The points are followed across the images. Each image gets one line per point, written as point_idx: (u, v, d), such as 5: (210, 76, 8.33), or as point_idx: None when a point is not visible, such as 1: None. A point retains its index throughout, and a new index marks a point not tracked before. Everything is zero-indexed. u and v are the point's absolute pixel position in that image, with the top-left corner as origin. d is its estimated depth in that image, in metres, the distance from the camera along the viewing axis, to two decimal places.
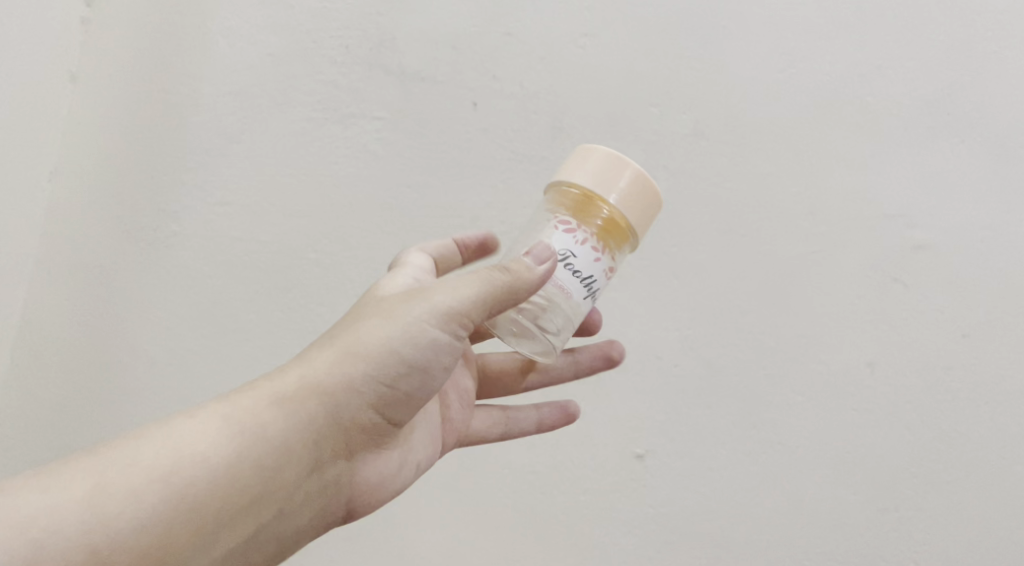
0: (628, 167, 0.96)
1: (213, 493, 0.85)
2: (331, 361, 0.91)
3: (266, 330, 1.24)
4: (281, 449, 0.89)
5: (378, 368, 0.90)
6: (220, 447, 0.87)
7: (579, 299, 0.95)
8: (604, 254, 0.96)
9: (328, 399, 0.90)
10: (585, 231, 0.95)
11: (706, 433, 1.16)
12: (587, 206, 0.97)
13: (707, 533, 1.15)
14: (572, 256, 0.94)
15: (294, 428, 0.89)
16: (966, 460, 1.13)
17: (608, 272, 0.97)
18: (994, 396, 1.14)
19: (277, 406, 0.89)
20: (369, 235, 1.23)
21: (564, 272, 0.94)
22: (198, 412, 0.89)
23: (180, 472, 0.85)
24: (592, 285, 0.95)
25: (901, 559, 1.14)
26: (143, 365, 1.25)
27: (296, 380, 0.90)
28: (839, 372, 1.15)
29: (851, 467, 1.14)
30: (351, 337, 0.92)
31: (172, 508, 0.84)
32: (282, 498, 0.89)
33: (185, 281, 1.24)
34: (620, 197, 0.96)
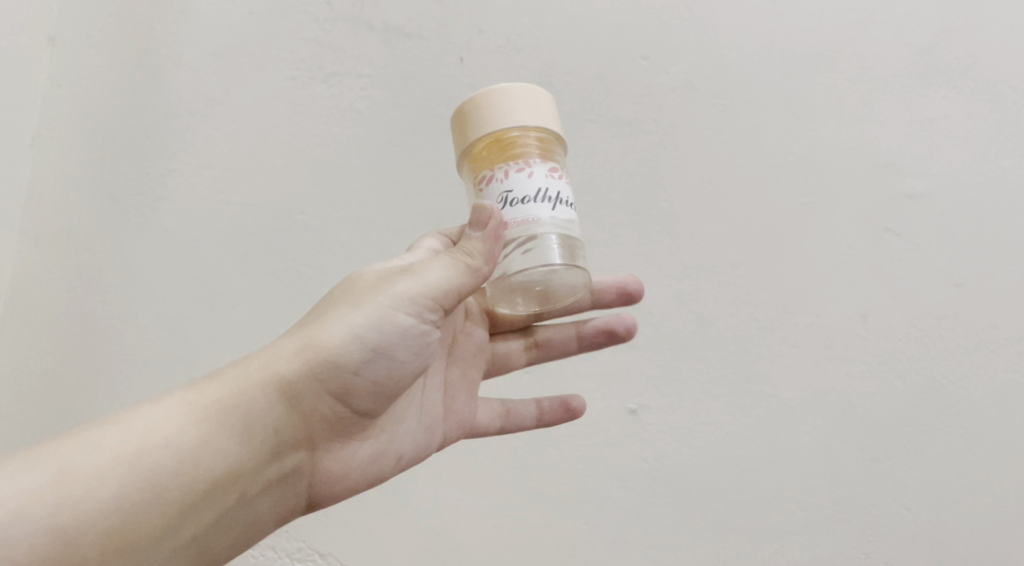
0: (495, 91, 0.95)
1: (172, 478, 0.85)
2: (295, 349, 0.91)
3: (254, 293, 1.22)
4: (242, 435, 0.88)
5: (342, 352, 0.90)
6: (183, 434, 0.87)
7: (547, 217, 0.92)
8: (536, 161, 0.93)
9: (289, 385, 0.90)
10: (502, 164, 0.93)
11: (698, 387, 1.16)
12: (490, 145, 0.95)
13: (703, 485, 1.15)
14: (510, 193, 0.92)
15: (257, 416, 0.89)
16: (958, 407, 1.14)
17: (553, 172, 0.93)
18: (984, 345, 1.15)
19: (238, 391, 0.89)
20: (358, 196, 1.22)
21: (514, 207, 0.92)
22: (163, 398, 0.89)
23: (139, 455, 0.85)
24: (547, 195, 0.92)
25: (896, 507, 1.14)
26: (131, 328, 1.22)
27: (260, 367, 0.90)
28: (831, 324, 1.16)
29: (844, 417, 1.15)
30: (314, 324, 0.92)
31: (133, 494, 0.84)
32: (244, 486, 0.89)
33: (171, 246, 1.23)
34: (511, 115, 0.95)
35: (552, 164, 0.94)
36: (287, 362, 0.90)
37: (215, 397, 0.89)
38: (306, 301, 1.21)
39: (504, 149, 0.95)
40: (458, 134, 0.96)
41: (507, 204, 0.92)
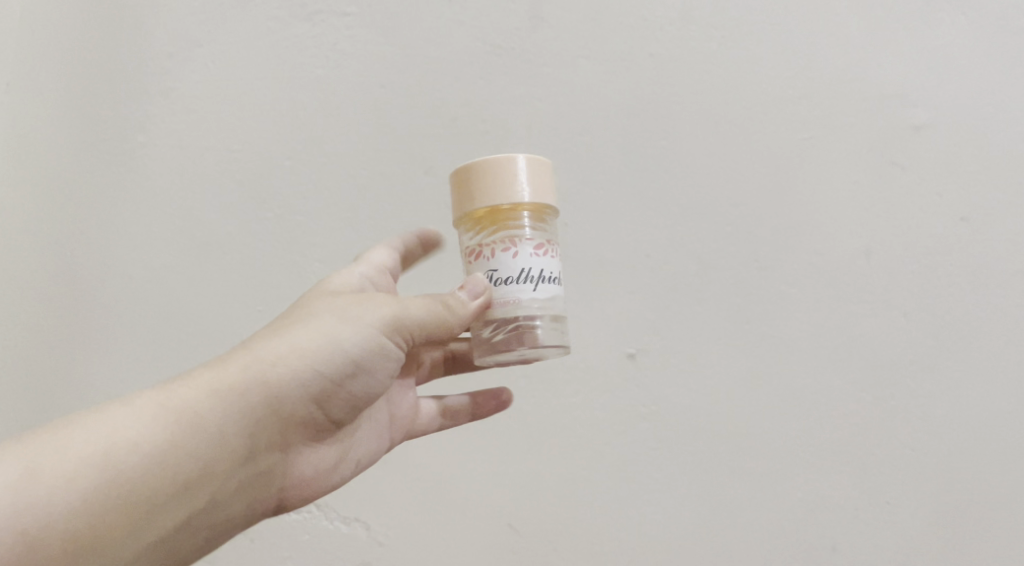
0: (496, 163, 0.93)
1: (149, 482, 0.83)
2: (275, 355, 0.88)
3: (241, 241, 1.19)
4: (220, 440, 0.86)
5: (325, 364, 0.89)
6: (157, 434, 0.84)
7: (530, 298, 0.91)
8: (529, 237, 0.92)
9: (269, 389, 0.88)
10: (493, 239, 0.92)
11: (698, 329, 1.13)
12: (488, 217, 0.94)
13: (702, 429, 1.13)
14: (496, 272, 0.92)
15: (233, 418, 0.87)
16: (964, 343, 1.12)
17: (541, 249, 0.92)
18: (990, 279, 1.12)
19: (220, 392, 0.86)
20: (345, 140, 1.18)
21: (499, 287, 0.92)
22: (136, 397, 0.85)
23: (115, 458, 0.82)
24: (530, 275, 0.92)
25: (898, 446, 1.12)
26: (117, 280, 1.19)
27: (238, 369, 0.87)
28: (833, 261, 1.13)
29: (847, 357, 1.12)
30: (300, 331, 0.90)
31: (105, 495, 0.81)
32: (217, 485, 0.87)
33: (155, 194, 1.20)
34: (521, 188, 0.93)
35: (540, 241, 0.93)
36: (272, 368, 0.88)
37: (197, 398, 0.86)
38: (294, 248, 1.18)
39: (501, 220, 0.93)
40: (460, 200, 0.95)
41: (493, 283, 0.92)
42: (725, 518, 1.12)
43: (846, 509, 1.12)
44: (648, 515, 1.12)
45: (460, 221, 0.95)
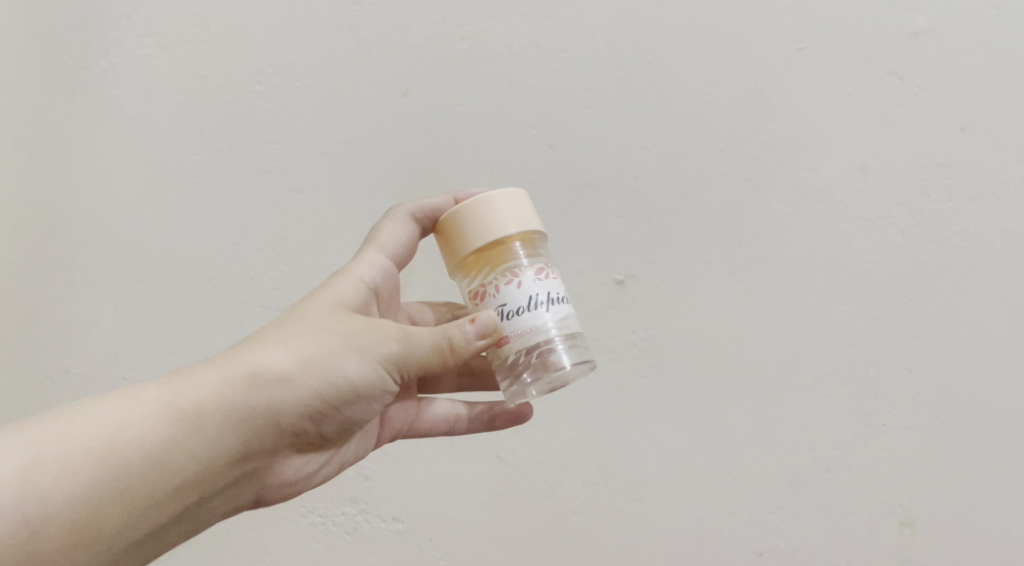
0: (470, 206, 0.89)
1: (141, 484, 0.79)
2: (275, 371, 0.82)
3: (213, 172, 1.14)
4: (213, 448, 0.81)
5: (324, 388, 0.84)
6: (154, 435, 0.80)
7: (546, 322, 0.86)
8: (525, 268, 0.88)
9: (267, 404, 0.82)
10: (491, 277, 0.88)
11: (688, 253, 1.09)
12: (478, 261, 0.89)
13: (694, 355, 1.09)
14: (504, 306, 0.87)
15: (229, 427, 0.82)
16: (963, 259, 1.08)
17: (543, 274, 0.88)
18: (991, 193, 1.08)
19: (216, 398, 0.81)
20: (318, 62, 1.13)
21: (513, 321, 0.86)
22: (136, 390, 0.81)
23: (107, 456, 0.78)
24: (542, 300, 0.87)
25: (896, 367, 1.08)
26: (87, 214, 1.15)
27: (237, 377, 0.82)
28: (828, 178, 1.09)
29: (842, 276, 1.09)
30: (300, 343, 0.84)
31: (100, 491, 0.78)
32: (204, 489, 0.82)
33: (123, 124, 1.15)
34: (503, 222, 0.88)
35: (538, 265, 0.88)
36: (272, 383, 0.82)
37: (193, 400, 0.81)
38: (269, 178, 1.13)
39: (491, 259, 0.89)
40: (447, 251, 0.91)
41: (504, 318, 0.87)
42: (716, 444, 1.09)
43: (840, 431, 1.09)
44: (638, 443, 1.10)
45: (453, 273, 0.91)
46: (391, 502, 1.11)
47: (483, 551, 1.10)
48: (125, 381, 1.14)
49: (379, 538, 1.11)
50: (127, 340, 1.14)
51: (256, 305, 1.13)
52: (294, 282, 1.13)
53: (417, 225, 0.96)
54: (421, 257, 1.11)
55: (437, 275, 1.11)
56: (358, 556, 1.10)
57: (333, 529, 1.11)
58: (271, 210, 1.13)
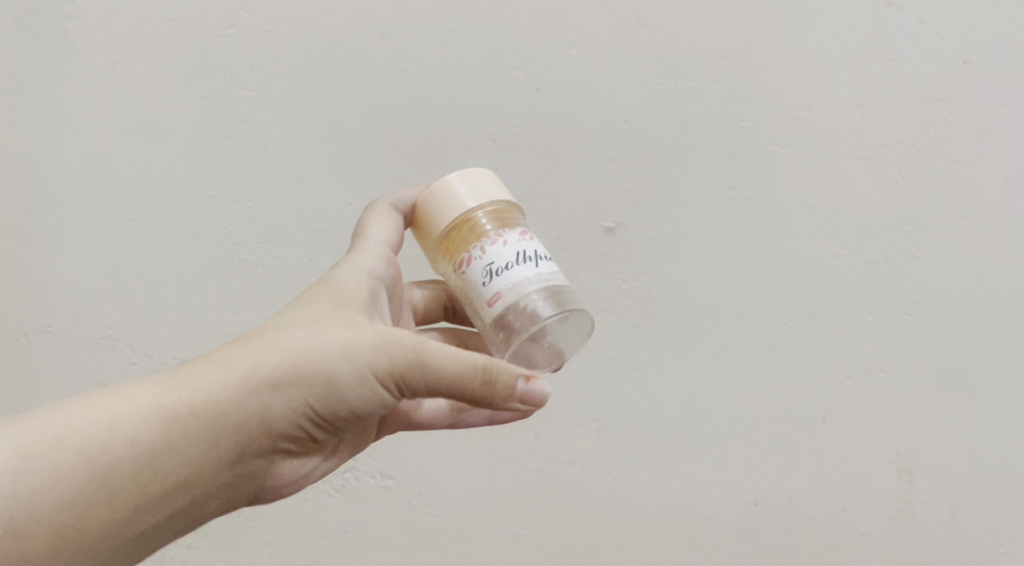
0: (436, 186, 0.87)
1: (135, 484, 0.75)
2: (278, 380, 0.77)
3: (186, 122, 1.09)
4: (211, 452, 0.77)
5: (328, 400, 0.77)
6: (152, 435, 0.75)
7: (534, 276, 0.82)
8: (504, 230, 0.84)
9: (267, 412, 0.77)
10: (469, 246, 0.84)
11: (679, 198, 1.06)
12: (457, 237, 0.85)
13: (686, 304, 1.07)
14: (492, 265, 0.82)
15: (229, 434, 0.77)
16: (963, 197, 1.05)
17: (525, 233, 0.84)
18: (993, 128, 1.04)
19: (216, 403, 0.76)
20: (291, 3, 1.07)
21: (501, 277, 0.82)
22: (135, 387, 0.76)
23: (100, 459, 0.74)
24: (529, 255, 0.83)
25: (893, 311, 1.05)
26: (57, 168, 1.11)
27: (238, 382, 0.76)
28: (825, 117, 1.05)
29: (839, 219, 1.05)
30: (306, 351, 0.77)
31: (92, 490, 0.74)
32: (199, 492, 0.78)
33: (89, 72, 1.10)
34: (472, 191, 0.86)
35: (519, 228, 0.85)
36: (274, 393, 0.77)
37: (190, 404, 0.76)
38: (244, 128, 1.09)
39: (469, 230, 0.85)
40: (424, 239, 0.88)
41: (491, 276, 0.82)
42: (709, 393, 1.07)
43: (836, 378, 1.06)
44: (630, 394, 1.08)
45: (434, 260, 0.87)
46: (380, 459, 1.09)
47: (474, 505, 1.09)
48: (104, 339, 1.11)
49: (369, 494, 1.10)
50: (104, 298, 1.11)
51: (235, 260, 1.10)
52: (274, 235, 1.09)
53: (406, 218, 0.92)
54: None
55: None
56: (348, 513, 1.10)
57: (322, 487, 1.10)
58: (248, 161, 1.09)
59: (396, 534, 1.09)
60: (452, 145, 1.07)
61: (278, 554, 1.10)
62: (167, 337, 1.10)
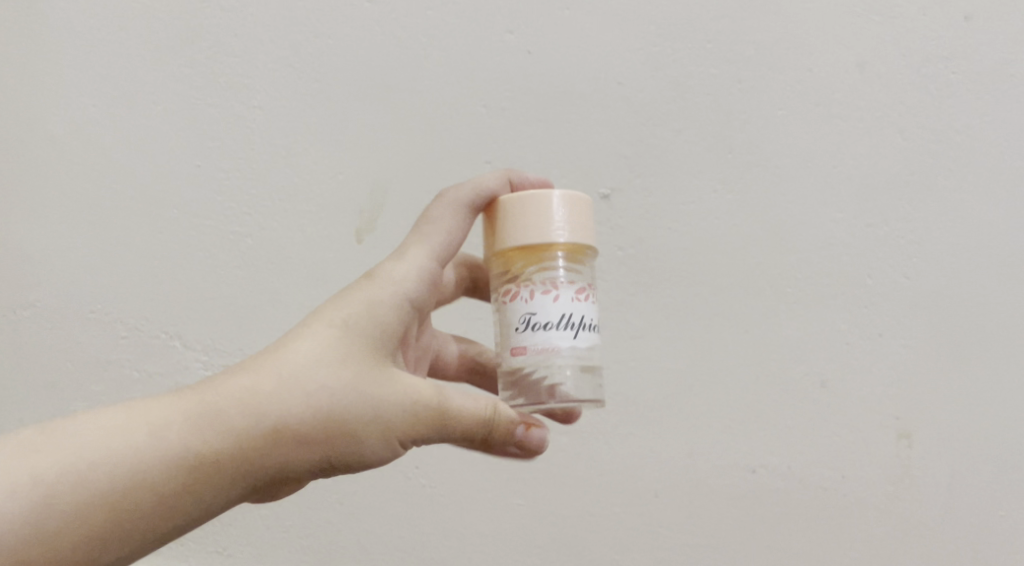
0: (528, 198, 0.84)
1: (152, 528, 0.71)
2: (306, 430, 0.73)
3: (171, 90, 1.07)
4: (229, 496, 0.73)
5: (353, 452, 0.75)
6: (172, 479, 0.71)
7: (569, 346, 0.81)
8: (566, 282, 0.82)
9: (291, 461, 0.73)
10: (530, 279, 0.83)
11: (676, 163, 1.04)
12: (521, 256, 0.84)
13: (683, 270, 1.05)
14: (532, 317, 0.81)
15: (250, 480, 0.73)
16: (964, 158, 1.03)
17: (580, 294, 0.82)
18: (994, 87, 1.02)
19: (241, 451, 0.72)
20: None
21: (537, 333, 0.81)
22: (155, 425, 0.72)
23: (118, 503, 0.70)
24: (572, 322, 0.81)
25: (893, 275, 1.04)
26: (40, 137, 1.08)
27: (265, 429, 0.73)
28: (824, 77, 1.03)
29: (838, 181, 1.03)
30: (336, 401, 0.74)
31: (106, 534, 0.69)
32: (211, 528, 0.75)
33: (74, 40, 1.08)
34: (560, 228, 0.83)
35: (579, 284, 0.83)
36: (301, 444, 0.73)
37: (216, 443, 0.72)
38: (231, 95, 1.06)
39: (535, 259, 0.84)
40: (491, 237, 0.85)
41: (528, 328, 0.81)
42: (706, 361, 1.06)
43: (835, 344, 1.05)
44: (627, 362, 1.07)
45: (491, 260, 0.86)
46: None
47: (470, 475, 1.09)
48: (92, 314, 1.09)
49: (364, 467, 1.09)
50: (91, 270, 1.09)
51: (224, 232, 1.08)
52: (263, 206, 1.07)
53: (471, 210, 0.85)
54: (394, 178, 1.05)
55: (411, 196, 1.05)
56: (344, 485, 1.10)
57: None
58: (236, 130, 1.07)
59: (392, 506, 1.09)
60: (444, 110, 1.05)
61: (274, 527, 1.10)
62: (155, 311, 1.08)
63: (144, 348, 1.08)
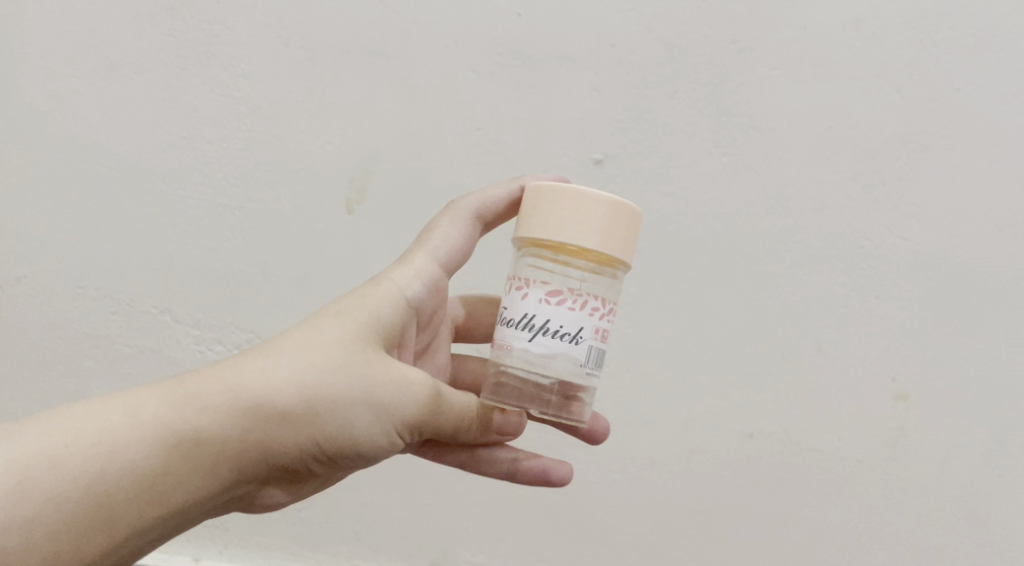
0: (564, 193, 0.80)
1: (129, 512, 0.71)
2: (290, 414, 0.73)
3: (155, 60, 1.05)
4: (210, 481, 0.72)
5: (337, 439, 0.74)
6: (154, 461, 0.71)
7: (522, 345, 0.79)
8: (548, 283, 0.79)
9: (274, 445, 0.73)
10: (530, 272, 0.81)
11: (670, 127, 1.02)
12: (538, 249, 0.82)
13: (678, 237, 1.04)
14: (504, 311, 0.81)
15: (232, 464, 0.73)
16: (964, 117, 1.01)
17: (550, 297, 0.79)
18: (993, 42, 1.00)
19: (222, 434, 0.72)
20: None
21: (503, 328, 0.81)
22: (139, 408, 0.72)
23: (97, 482, 0.70)
24: (532, 323, 0.79)
25: (890, 236, 1.03)
26: (21, 108, 1.06)
27: (248, 411, 0.73)
28: (820, 35, 1.01)
29: (834, 142, 1.02)
30: (321, 384, 0.73)
31: (83, 515, 0.70)
32: (192, 518, 0.74)
33: (51, 8, 1.05)
34: (587, 234, 0.80)
35: (557, 286, 0.79)
36: (285, 427, 0.73)
37: (203, 430, 0.72)
38: (216, 64, 1.04)
39: (551, 255, 0.81)
40: (519, 222, 0.83)
41: (500, 321, 0.82)
42: (703, 326, 1.05)
43: (832, 307, 1.04)
44: (623, 329, 1.06)
45: (514, 245, 0.84)
46: None
47: None
48: (81, 290, 1.08)
49: None
50: (78, 246, 1.07)
51: (212, 204, 1.06)
52: (251, 177, 1.05)
53: (477, 220, 0.88)
54: (385, 147, 1.04)
55: (403, 166, 1.04)
56: None
57: None
58: (221, 100, 1.05)
59: (389, 476, 1.10)
60: (434, 76, 1.03)
61: None
62: (145, 286, 1.07)
63: (136, 323, 1.08)
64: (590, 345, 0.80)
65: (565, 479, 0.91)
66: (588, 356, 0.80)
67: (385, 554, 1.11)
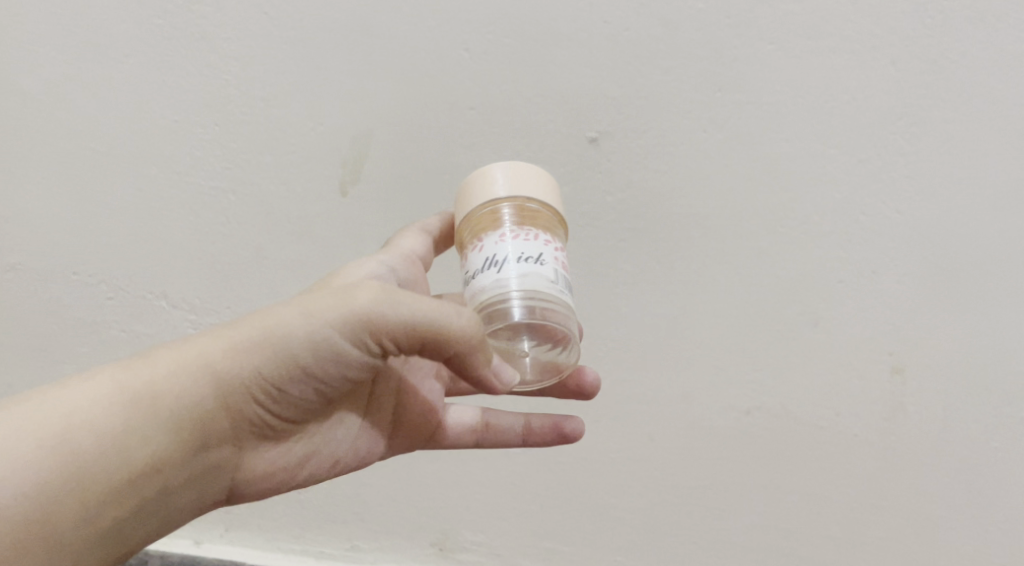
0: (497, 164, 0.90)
1: (101, 463, 0.80)
2: (235, 345, 0.83)
3: (140, 42, 1.02)
4: (173, 425, 0.82)
5: (279, 354, 0.83)
6: (117, 414, 0.81)
7: (494, 280, 0.82)
8: (500, 228, 0.85)
9: (225, 376, 0.83)
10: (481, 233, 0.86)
11: (663, 104, 1.01)
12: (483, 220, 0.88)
13: (672, 215, 1.04)
14: (466, 272, 0.85)
15: (189, 400, 0.82)
16: (964, 89, 0.98)
17: (505, 235, 0.84)
18: (994, 12, 0.96)
19: (177, 378, 0.82)
20: None
21: (471, 280, 0.84)
22: (101, 373, 0.82)
23: (68, 439, 0.79)
24: (496, 260, 0.83)
25: (886, 211, 1.01)
26: (10, 95, 1.05)
27: (198, 354, 0.83)
28: (814, 9, 0.98)
29: (830, 117, 1.00)
30: (261, 315, 0.84)
31: (61, 470, 0.79)
32: (167, 469, 0.83)
33: None
34: (525, 186, 0.88)
35: (509, 227, 0.85)
36: (229, 357, 0.83)
37: (173, 383, 0.82)
38: (203, 47, 1.02)
39: (497, 216, 0.87)
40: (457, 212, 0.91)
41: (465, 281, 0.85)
42: (698, 303, 1.06)
43: (828, 282, 1.04)
44: (618, 306, 1.07)
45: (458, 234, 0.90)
46: None
47: None
48: (78, 276, 1.10)
49: None
50: (74, 232, 1.08)
51: (205, 188, 1.06)
52: (244, 161, 1.05)
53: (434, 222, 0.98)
54: (379, 127, 1.03)
55: (397, 147, 1.04)
56: None
57: None
58: (210, 83, 1.03)
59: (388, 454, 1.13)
60: (426, 54, 1.01)
61: None
62: (142, 271, 1.09)
63: (132, 308, 1.11)
64: (553, 267, 0.84)
65: (578, 431, 0.98)
66: (556, 275, 0.83)
67: (385, 533, 1.14)
